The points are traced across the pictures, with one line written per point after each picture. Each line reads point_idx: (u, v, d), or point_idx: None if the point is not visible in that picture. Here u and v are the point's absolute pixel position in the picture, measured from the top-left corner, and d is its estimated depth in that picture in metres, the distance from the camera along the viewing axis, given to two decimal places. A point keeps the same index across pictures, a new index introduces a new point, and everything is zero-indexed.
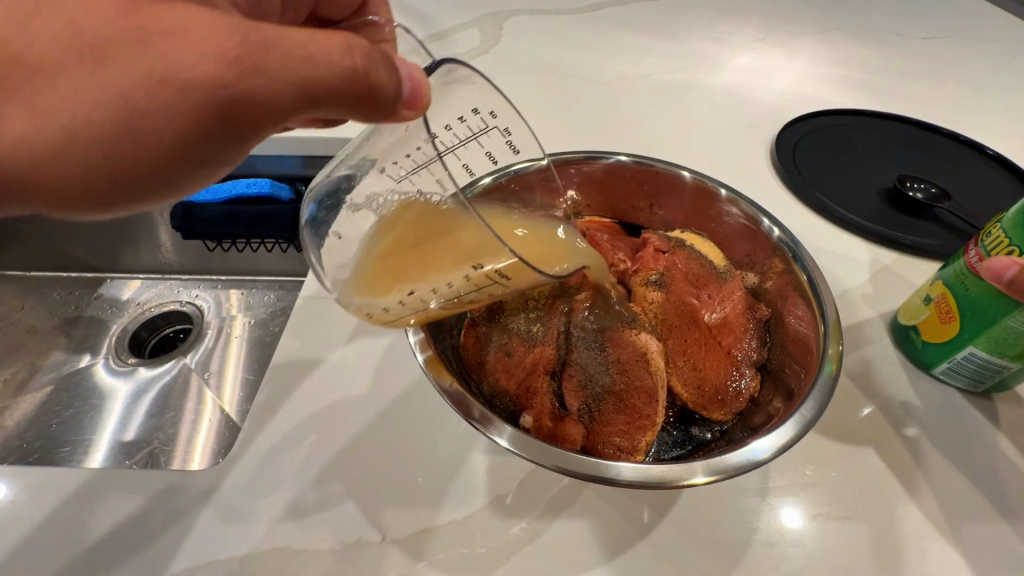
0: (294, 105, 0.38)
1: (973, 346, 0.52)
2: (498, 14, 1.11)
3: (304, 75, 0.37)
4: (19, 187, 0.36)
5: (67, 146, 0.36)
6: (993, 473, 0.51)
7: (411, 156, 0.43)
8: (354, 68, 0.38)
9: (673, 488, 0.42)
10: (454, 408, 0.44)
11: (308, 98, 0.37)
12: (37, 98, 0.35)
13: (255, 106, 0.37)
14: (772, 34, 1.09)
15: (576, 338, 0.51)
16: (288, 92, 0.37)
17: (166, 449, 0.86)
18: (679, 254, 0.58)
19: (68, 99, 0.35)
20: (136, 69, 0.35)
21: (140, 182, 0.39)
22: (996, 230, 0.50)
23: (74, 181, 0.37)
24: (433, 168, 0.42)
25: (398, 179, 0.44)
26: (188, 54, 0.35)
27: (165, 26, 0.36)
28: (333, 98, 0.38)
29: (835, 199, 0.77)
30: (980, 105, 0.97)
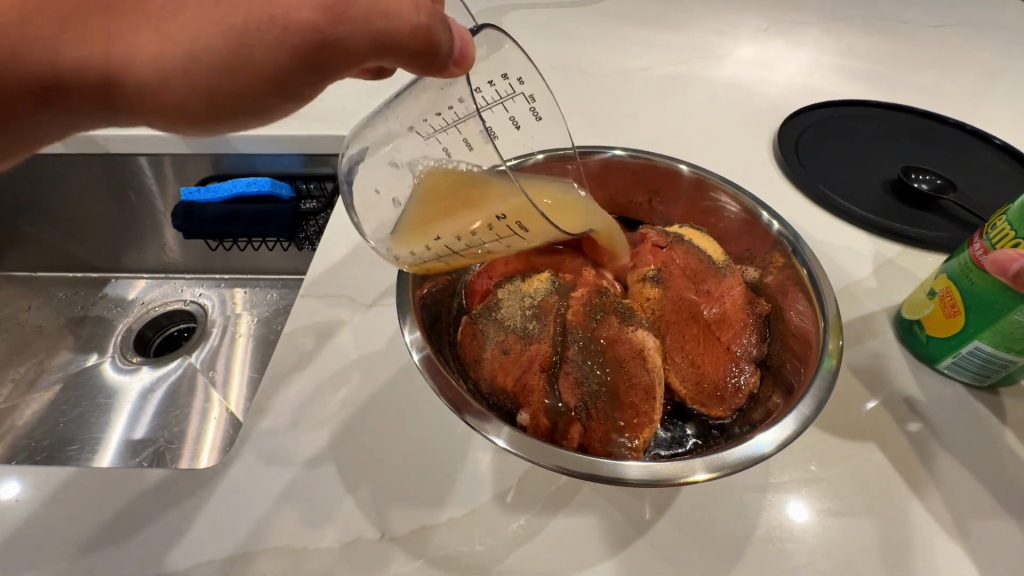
0: (364, 50, 0.42)
1: (979, 340, 0.51)
2: (497, 9, 1.10)
3: (379, 23, 0.41)
4: (138, 97, 0.43)
5: (179, 67, 0.42)
6: (1000, 469, 0.50)
7: (442, 115, 0.45)
8: (421, 23, 0.42)
9: (673, 485, 0.41)
10: (451, 408, 0.43)
11: (378, 43, 0.42)
12: (166, 25, 0.42)
13: (336, 51, 0.42)
14: (775, 24, 1.08)
15: (573, 334, 0.50)
16: (365, 41, 0.42)
17: (171, 447, 0.86)
18: (678, 249, 0.57)
19: (187, 27, 0.42)
20: (244, 8, 0.42)
21: (232, 107, 0.45)
22: (1001, 222, 0.49)
23: (179, 98, 0.43)
24: (466, 127, 0.45)
25: (427, 136, 0.46)
26: (291, 0, 0.41)
27: None
28: (397, 49, 0.42)
29: (838, 191, 0.76)
30: (988, 94, 0.95)
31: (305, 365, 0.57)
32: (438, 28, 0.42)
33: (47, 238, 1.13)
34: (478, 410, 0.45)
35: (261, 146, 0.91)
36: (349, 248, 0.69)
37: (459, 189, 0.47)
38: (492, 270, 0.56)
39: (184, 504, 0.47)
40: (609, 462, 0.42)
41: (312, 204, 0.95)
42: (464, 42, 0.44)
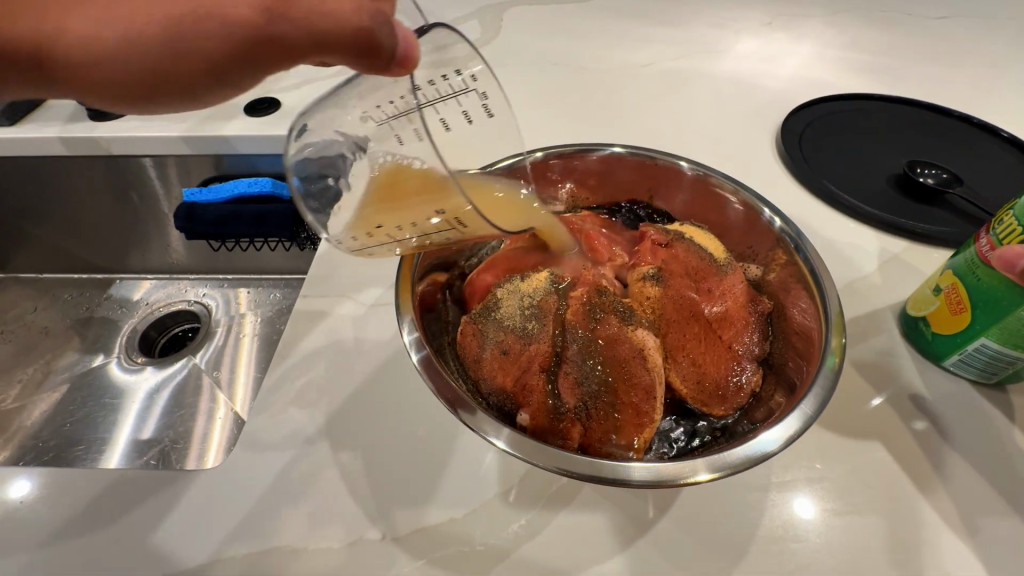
0: (300, 44, 0.43)
1: (985, 337, 0.50)
2: (498, 6, 1.09)
3: (319, 17, 0.42)
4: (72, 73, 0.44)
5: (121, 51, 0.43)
6: (1008, 467, 0.50)
7: (393, 104, 0.49)
8: (363, 22, 0.43)
9: (675, 486, 0.41)
10: (451, 409, 0.43)
11: (316, 39, 0.42)
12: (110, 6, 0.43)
13: (274, 45, 0.43)
14: (779, 17, 1.07)
15: (573, 334, 0.50)
16: (305, 38, 0.42)
17: (177, 447, 0.87)
18: (678, 247, 0.57)
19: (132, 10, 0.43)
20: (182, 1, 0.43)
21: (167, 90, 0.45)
22: (1008, 217, 0.48)
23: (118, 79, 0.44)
24: (410, 116, 0.48)
25: (379, 122, 0.48)
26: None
27: None
28: (338, 46, 0.42)
29: (842, 186, 0.75)
30: (996, 85, 0.94)
31: (306, 365, 0.57)
32: (380, 30, 0.43)
33: (52, 239, 1.13)
34: (477, 411, 0.45)
35: (262, 147, 0.91)
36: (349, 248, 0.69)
37: (408, 184, 0.48)
38: (491, 269, 0.56)
39: (188, 504, 0.48)
40: (610, 463, 0.42)
41: None
42: (408, 46, 0.44)
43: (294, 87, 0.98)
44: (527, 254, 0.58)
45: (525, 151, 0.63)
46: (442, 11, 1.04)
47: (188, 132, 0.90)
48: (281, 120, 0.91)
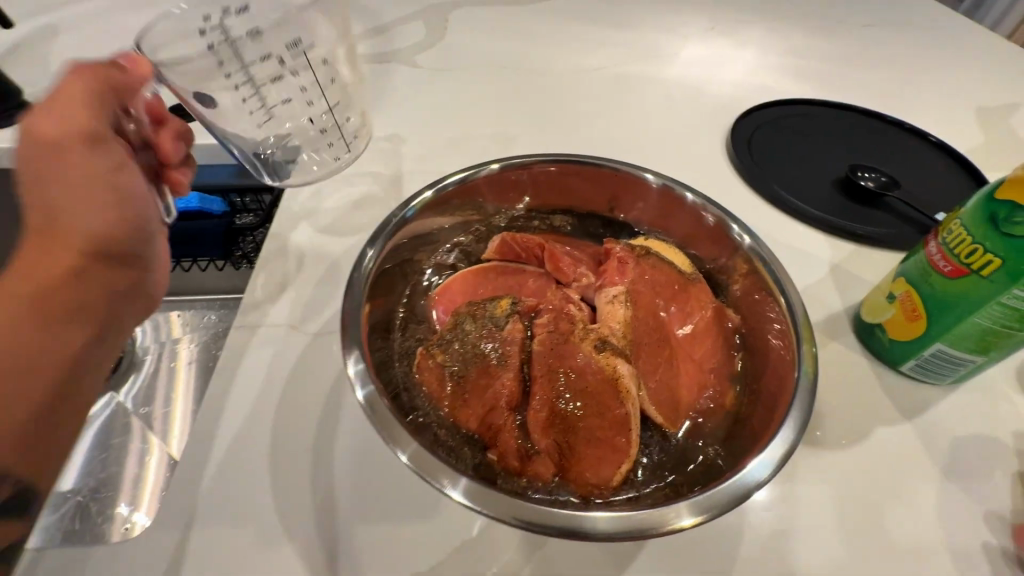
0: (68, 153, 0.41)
1: (941, 342, 0.51)
2: (442, 11, 1.07)
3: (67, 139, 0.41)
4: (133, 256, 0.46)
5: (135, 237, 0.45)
6: (957, 467, 0.52)
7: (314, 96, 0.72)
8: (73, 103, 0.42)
9: (663, 534, 0.38)
10: (409, 465, 0.38)
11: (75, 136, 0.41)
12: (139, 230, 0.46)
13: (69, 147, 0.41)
14: (720, 23, 1.08)
15: (541, 360, 0.46)
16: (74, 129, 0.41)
17: (104, 497, 0.75)
18: (646, 264, 0.53)
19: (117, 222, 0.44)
20: (117, 213, 0.43)
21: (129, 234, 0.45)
22: (956, 225, 0.48)
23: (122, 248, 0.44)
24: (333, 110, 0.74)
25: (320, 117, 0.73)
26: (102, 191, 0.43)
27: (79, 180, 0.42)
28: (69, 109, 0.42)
29: (789, 189, 0.76)
30: (919, 90, 1.00)
31: (246, 405, 0.51)
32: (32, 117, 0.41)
33: None
34: (437, 461, 0.39)
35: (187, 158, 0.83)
36: (290, 267, 0.62)
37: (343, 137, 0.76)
38: (449, 295, 0.53)
39: None
40: (587, 512, 0.38)
41: (248, 219, 0.87)
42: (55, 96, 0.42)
43: None
44: (486, 276, 0.55)
45: (481, 162, 0.59)
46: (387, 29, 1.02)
47: None
48: None
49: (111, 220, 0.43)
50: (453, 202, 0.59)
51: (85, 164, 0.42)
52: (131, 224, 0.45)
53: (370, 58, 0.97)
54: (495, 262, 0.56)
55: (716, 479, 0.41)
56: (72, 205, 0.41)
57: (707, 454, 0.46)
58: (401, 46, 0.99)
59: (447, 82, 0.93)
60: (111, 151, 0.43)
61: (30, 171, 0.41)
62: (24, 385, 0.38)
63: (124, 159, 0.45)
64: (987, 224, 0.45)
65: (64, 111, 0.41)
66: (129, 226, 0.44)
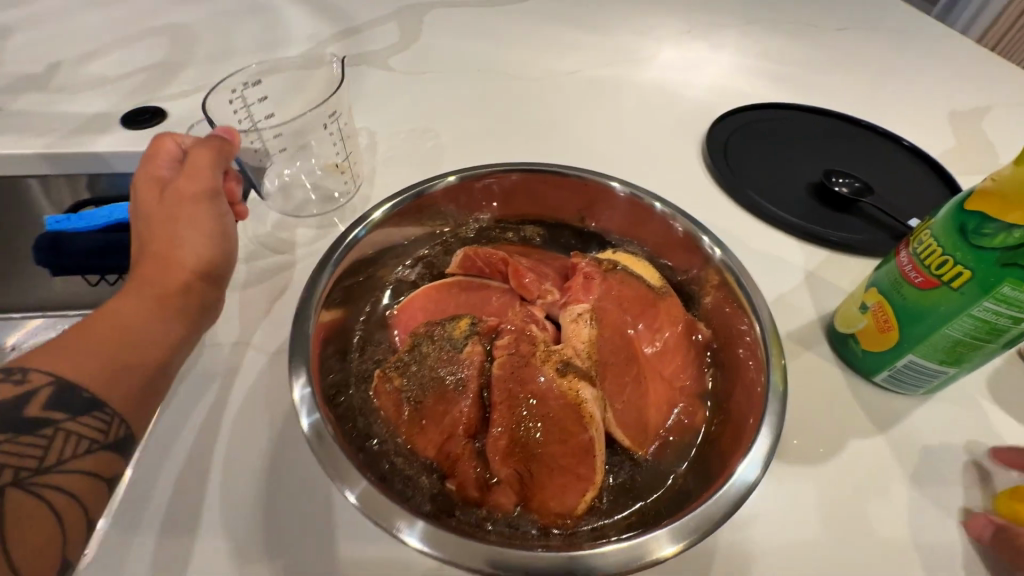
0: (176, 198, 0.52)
1: (913, 353, 0.50)
2: (414, 13, 1.04)
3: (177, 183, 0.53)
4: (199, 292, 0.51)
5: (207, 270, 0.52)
6: (932, 478, 0.51)
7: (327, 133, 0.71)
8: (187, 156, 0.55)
9: (638, 567, 0.36)
10: (360, 504, 0.37)
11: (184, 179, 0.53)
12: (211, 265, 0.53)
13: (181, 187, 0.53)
14: (696, 26, 1.08)
15: (500, 383, 0.45)
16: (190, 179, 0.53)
17: None
18: (612, 279, 0.52)
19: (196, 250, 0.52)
20: (202, 247, 0.52)
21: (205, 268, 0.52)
22: (926, 235, 0.48)
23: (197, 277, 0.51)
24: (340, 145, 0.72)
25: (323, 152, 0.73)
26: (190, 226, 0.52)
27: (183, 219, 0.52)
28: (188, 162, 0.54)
29: (764, 195, 0.75)
30: (892, 94, 1.00)
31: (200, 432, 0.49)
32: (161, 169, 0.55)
33: None
34: (392, 496, 0.38)
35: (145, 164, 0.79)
36: (247, 287, 0.60)
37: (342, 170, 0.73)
38: (407, 314, 0.52)
39: None
40: (593, 548, 0.36)
41: None
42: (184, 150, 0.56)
43: (181, 94, 0.86)
44: (449, 293, 0.54)
45: (438, 174, 0.57)
46: (356, 32, 0.99)
47: (48, 148, 0.77)
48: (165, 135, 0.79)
49: (214, 252, 0.53)
50: (415, 214, 0.57)
51: (190, 204, 0.53)
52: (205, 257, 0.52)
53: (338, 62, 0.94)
54: (457, 278, 0.55)
55: (691, 503, 0.40)
56: (191, 241, 0.52)
57: (679, 475, 0.45)
58: (371, 48, 0.96)
59: (419, 86, 0.91)
60: (221, 205, 0.55)
61: (163, 218, 0.52)
62: (115, 387, 0.42)
63: (227, 212, 0.56)
64: (957, 235, 0.44)
65: (194, 174, 0.53)
66: (205, 261, 0.52)
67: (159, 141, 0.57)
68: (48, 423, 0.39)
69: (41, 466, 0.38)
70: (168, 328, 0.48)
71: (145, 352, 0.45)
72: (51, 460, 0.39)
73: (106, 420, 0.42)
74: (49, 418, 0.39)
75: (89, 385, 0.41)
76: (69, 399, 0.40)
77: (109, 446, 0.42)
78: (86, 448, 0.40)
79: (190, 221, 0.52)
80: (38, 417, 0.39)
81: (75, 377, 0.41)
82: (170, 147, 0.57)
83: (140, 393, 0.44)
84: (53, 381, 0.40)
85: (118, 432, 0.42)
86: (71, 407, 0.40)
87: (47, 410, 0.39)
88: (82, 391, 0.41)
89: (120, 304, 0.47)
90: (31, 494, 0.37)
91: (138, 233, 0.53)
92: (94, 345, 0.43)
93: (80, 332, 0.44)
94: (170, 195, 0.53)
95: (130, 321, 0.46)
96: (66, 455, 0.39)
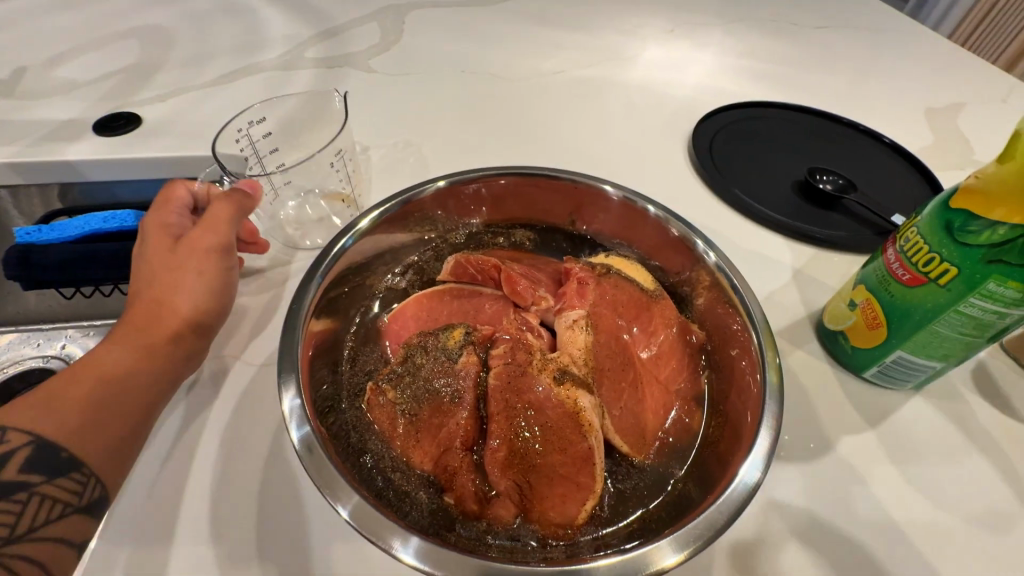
0: (189, 250, 0.51)
1: (901, 350, 0.51)
2: (396, 14, 1.03)
3: (194, 235, 0.51)
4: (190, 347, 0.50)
5: (203, 324, 0.51)
6: (920, 471, 0.52)
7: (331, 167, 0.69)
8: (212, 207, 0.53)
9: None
10: (357, 525, 0.36)
11: (202, 232, 0.51)
12: (208, 318, 0.51)
13: (195, 240, 0.51)
14: (679, 25, 1.08)
15: (496, 394, 0.44)
16: (206, 233, 0.51)
17: None
18: (606, 283, 0.52)
19: (195, 304, 0.50)
20: (201, 302, 0.50)
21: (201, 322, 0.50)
22: (912, 233, 0.48)
23: (191, 333, 0.50)
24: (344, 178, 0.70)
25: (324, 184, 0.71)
26: (195, 279, 0.50)
27: (191, 271, 0.50)
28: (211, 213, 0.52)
29: (749, 193, 0.76)
30: (871, 92, 1.01)
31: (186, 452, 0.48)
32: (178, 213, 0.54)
33: None
34: (390, 514, 0.37)
35: (120, 171, 0.76)
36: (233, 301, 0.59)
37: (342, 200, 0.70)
38: (400, 324, 0.52)
39: None
40: (596, 561, 0.36)
41: None
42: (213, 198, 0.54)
43: (156, 99, 0.83)
44: (441, 302, 0.53)
45: (426, 181, 0.56)
46: (337, 33, 0.98)
47: (17, 157, 0.74)
48: (140, 141, 0.76)
49: (213, 306, 0.51)
50: (403, 221, 0.56)
51: (198, 257, 0.51)
52: (203, 310, 0.50)
53: (320, 64, 0.92)
54: (449, 286, 0.54)
55: (692, 509, 0.40)
56: (197, 292, 0.50)
57: (679, 479, 0.45)
58: (353, 50, 0.95)
59: (404, 88, 0.89)
60: (230, 258, 0.53)
61: (168, 267, 0.50)
62: (86, 449, 0.42)
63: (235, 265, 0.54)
64: (943, 233, 0.45)
65: (210, 227, 0.52)
66: (202, 314, 0.50)
67: (174, 186, 0.56)
68: (24, 487, 0.39)
69: (13, 534, 0.37)
70: (154, 381, 0.47)
71: (126, 407, 0.45)
72: (22, 528, 0.38)
73: (82, 481, 0.41)
74: (25, 481, 0.39)
75: (66, 444, 0.41)
76: (47, 460, 0.40)
77: (83, 509, 0.41)
78: (61, 512, 0.40)
79: (196, 273, 0.50)
80: (14, 480, 0.38)
81: (55, 436, 0.41)
82: (183, 193, 0.56)
83: (116, 449, 0.43)
84: (32, 441, 0.40)
85: (93, 493, 0.42)
86: (49, 468, 0.40)
87: (24, 473, 0.39)
88: (59, 450, 0.40)
89: (115, 355, 0.46)
90: (1, 565, 0.36)
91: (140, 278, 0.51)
92: (80, 401, 0.43)
93: (62, 386, 0.43)
94: (182, 246, 0.51)
95: (120, 377, 0.45)
96: (38, 522, 0.39)
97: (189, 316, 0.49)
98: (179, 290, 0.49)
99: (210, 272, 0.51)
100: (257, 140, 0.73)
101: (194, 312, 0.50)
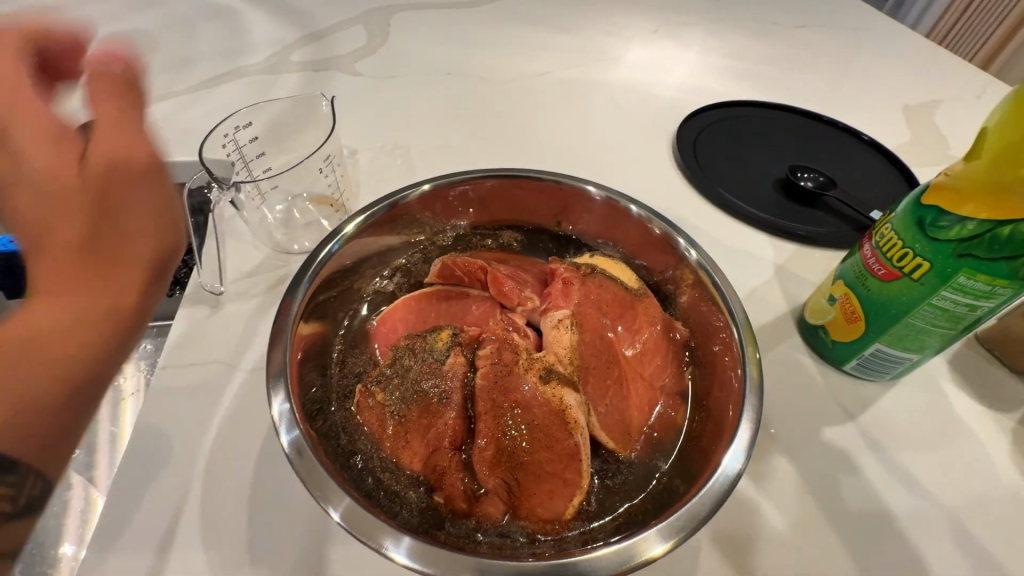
0: (104, 161, 0.34)
1: (879, 343, 0.52)
2: (382, 16, 1.03)
3: (105, 142, 0.35)
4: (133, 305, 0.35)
5: (150, 277, 0.36)
6: (898, 460, 0.53)
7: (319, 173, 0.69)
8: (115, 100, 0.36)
9: (627, 569, 0.36)
10: (347, 524, 0.36)
11: (121, 137, 0.35)
12: (156, 268, 0.37)
13: (116, 152, 0.35)
14: (663, 25, 1.10)
15: (484, 393, 0.45)
16: (133, 141, 0.36)
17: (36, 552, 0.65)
18: (591, 283, 0.53)
19: (144, 246, 0.36)
20: (146, 243, 0.36)
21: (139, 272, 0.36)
22: (887, 229, 0.50)
23: (133, 286, 0.35)
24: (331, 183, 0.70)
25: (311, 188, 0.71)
26: (135, 208, 0.35)
27: (123, 197, 0.35)
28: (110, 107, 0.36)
29: (732, 191, 0.77)
30: (852, 90, 1.03)
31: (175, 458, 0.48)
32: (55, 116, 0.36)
33: None
34: (380, 513, 0.38)
35: None
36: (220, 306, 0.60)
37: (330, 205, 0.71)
38: (388, 327, 0.52)
39: None
40: (582, 554, 0.36)
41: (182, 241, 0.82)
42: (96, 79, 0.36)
43: None
44: (429, 304, 0.54)
45: (411, 184, 0.57)
46: (323, 36, 0.98)
47: None
48: None
49: (167, 250, 0.37)
50: (390, 224, 0.56)
51: (119, 171, 0.35)
52: (146, 253, 0.36)
53: (306, 67, 0.92)
54: (436, 288, 0.55)
55: (676, 502, 0.41)
56: (132, 237, 0.36)
57: (665, 473, 0.46)
58: (339, 53, 0.95)
59: (391, 90, 0.90)
60: (165, 179, 0.37)
61: (75, 190, 0.34)
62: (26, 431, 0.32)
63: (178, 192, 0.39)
64: (915, 229, 0.46)
65: (116, 133, 0.35)
66: (152, 258, 0.37)
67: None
68: None
69: None
70: (97, 346, 0.34)
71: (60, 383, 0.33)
72: None
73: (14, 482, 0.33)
74: None
75: None
76: None
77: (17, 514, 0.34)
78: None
79: (130, 199, 0.35)
80: None
81: None
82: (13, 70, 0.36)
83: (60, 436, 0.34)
84: None
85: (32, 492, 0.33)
86: None
87: None
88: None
89: (43, 315, 0.33)
90: None
91: (24, 222, 0.35)
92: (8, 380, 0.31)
93: None
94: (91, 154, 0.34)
95: (53, 339, 0.33)
96: None
97: (137, 261, 0.36)
98: (115, 224, 0.35)
99: (147, 195, 0.36)
100: (242, 144, 0.72)
101: (149, 256, 0.36)
